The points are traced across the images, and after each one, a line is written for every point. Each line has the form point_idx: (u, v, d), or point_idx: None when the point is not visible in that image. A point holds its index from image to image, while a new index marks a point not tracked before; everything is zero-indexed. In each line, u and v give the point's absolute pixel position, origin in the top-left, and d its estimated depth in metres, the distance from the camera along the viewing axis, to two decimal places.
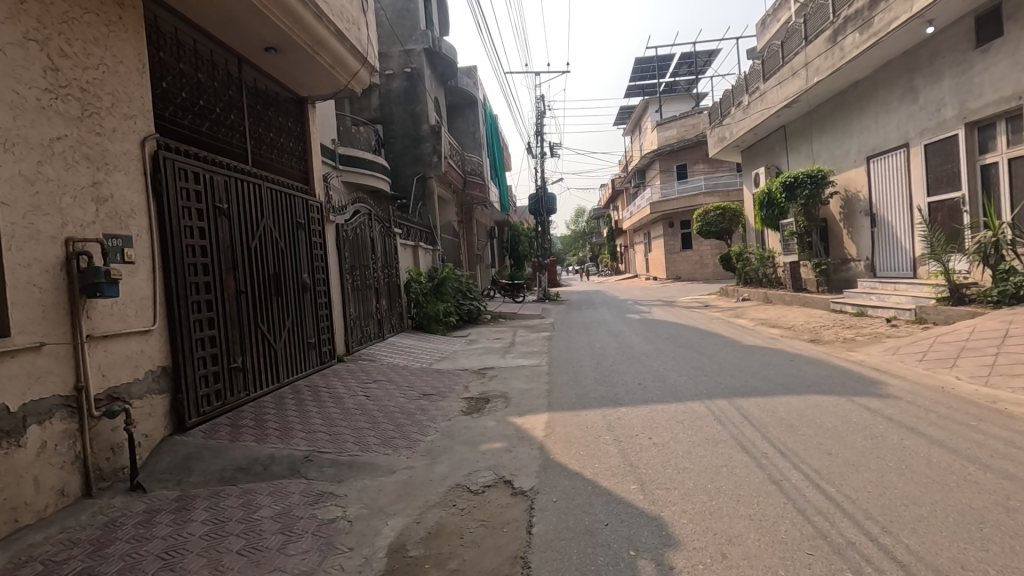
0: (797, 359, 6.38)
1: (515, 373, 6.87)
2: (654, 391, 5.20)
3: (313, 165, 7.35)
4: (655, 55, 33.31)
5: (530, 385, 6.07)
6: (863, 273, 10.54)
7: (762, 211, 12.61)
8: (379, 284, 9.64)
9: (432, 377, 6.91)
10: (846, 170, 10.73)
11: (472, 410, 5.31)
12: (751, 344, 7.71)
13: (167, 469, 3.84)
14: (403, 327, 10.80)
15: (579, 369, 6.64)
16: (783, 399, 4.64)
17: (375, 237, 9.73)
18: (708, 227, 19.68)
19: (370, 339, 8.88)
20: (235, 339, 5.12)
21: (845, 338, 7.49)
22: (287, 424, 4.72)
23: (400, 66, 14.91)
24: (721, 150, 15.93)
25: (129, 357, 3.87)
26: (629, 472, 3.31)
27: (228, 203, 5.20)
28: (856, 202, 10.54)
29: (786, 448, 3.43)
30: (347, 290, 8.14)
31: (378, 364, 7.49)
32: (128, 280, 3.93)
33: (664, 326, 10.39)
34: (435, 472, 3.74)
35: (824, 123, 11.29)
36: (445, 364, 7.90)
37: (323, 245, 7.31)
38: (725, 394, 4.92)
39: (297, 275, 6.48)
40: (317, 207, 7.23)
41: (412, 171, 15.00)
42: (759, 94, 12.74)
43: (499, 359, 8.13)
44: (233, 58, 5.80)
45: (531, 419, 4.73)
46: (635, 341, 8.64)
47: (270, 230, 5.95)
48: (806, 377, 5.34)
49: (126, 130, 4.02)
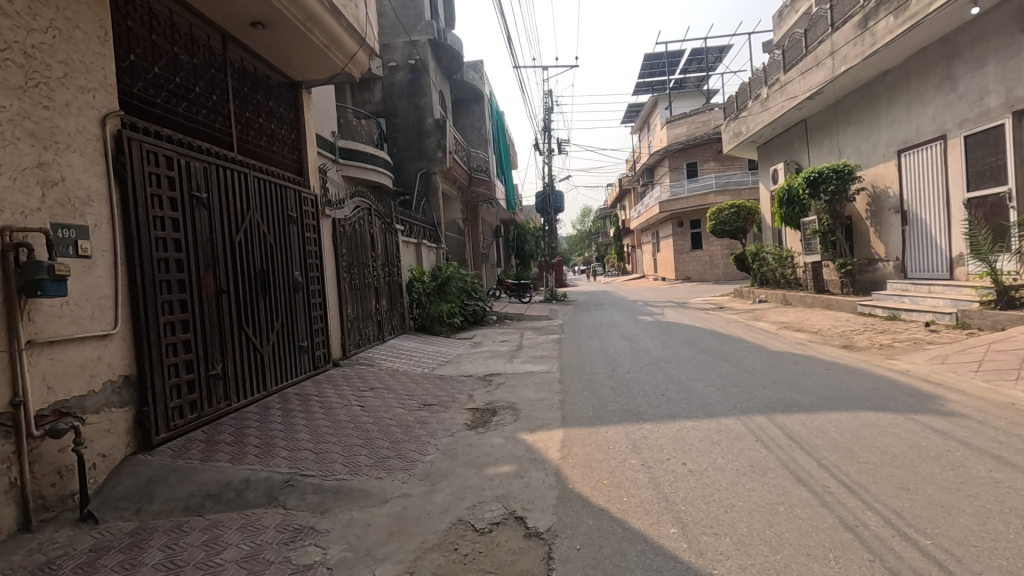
0: (833, 367, 5.81)
1: (524, 381, 6.33)
2: (681, 405, 4.65)
3: (308, 155, 6.81)
4: (664, 51, 32.67)
5: (541, 394, 5.53)
6: (893, 274, 9.93)
7: (782, 209, 12.03)
8: (380, 283, 9.11)
9: (432, 385, 6.37)
10: (874, 165, 10.12)
11: (477, 424, 4.78)
12: (778, 350, 7.14)
13: (125, 496, 3.31)
14: (404, 328, 10.25)
15: (593, 377, 6.09)
16: (831, 416, 4.08)
17: (375, 233, 9.18)
18: (722, 227, 19.02)
19: (368, 342, 8.33)
20: (214, 344, 4.60)
21: (882, 345, 6.90)
22: (270, 441, 4.19)
23: (404, 58, 14.41)
24: (736, 146, 15.32)
25: (83, 365, 3.35)
26: (666, 510, 2.76)
27: (207, 192, 4.67)
28: (885, 199, 9.94)
29: (853, 482, 2.87)
30: (344, 290, 7.61)
31: (375, 369, 6.95)
32: (82, 277, 3.41)
33: (680, 329, 9.81)
34: (433, 503, 3.19)
35: (850, 115, 10.68)
36: (448, 370, 7.36)
37: (317, 241, 6.77)
38: (761, 409, 4.36)
39: (287, 274, 5.96)
40: (311, 200, 6.70)
41: (415, 167, 14.48)
42: (779, 86, 12.17)
43: (506, 364, 7.60)
44: (217, 34, 5.29)
45: (544, 437, 4.19)
46: (651, 345, 8.08)
47: (256, 223, 5.42)
48: (851, 390, 4.76)
49: (83, 105, 3.51)
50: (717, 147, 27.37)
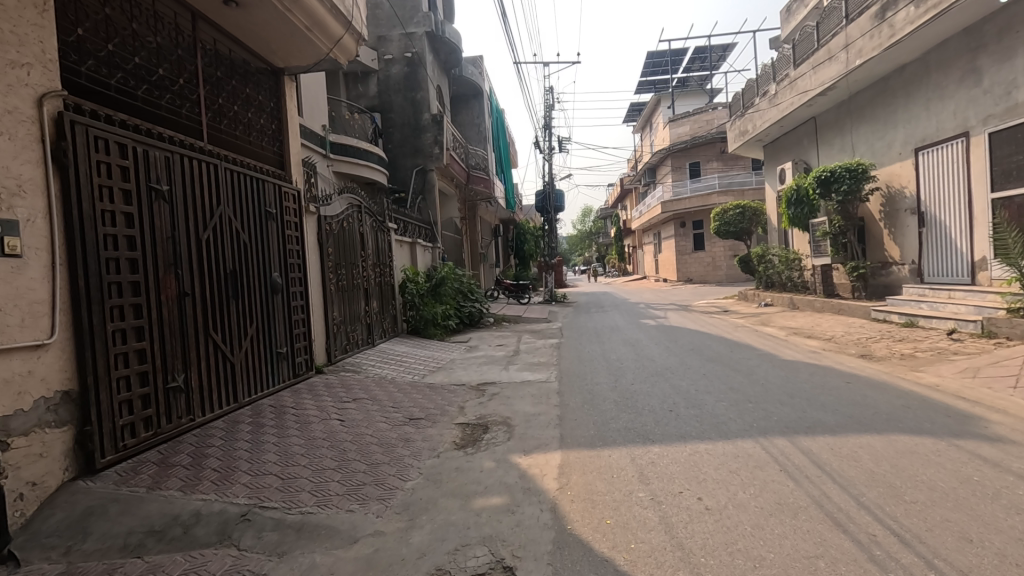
0: (854, 380, 5.36)
1: (520, 391, 5.88)
2: (690, 424, 4.21)
3: (290, 147, 6.37)
4: (668, 50, 32.22)
5: (538, 408, 5.09)
6: (908, 278, 9.50)
7: (790, 209, 11.60)
8: (370, 284, 8.67)
9: (421, 395, 5.91)
10: (889, 164, 9.68)
11: (466, 442, 4.34)
12: (791, 358, 6.71)
13: (55, 531, 2.85)
14: (395, 331, 9.81)
15: (595, 388, 5.65)
16: (862, 439, 3.63)
17: (367, 232, 8.75)
18: (727, 228, 18.55)
19: (356, 346, 7.89)
20: (175, 354, 4.15)
21: (903, 355, 6.45)
22: (232, 463, 3.74)
23: (400, 51, 13.96)
24: (742, 145, 14.89)
25: (8, 381, 2.89)
26: (682, 563, 2.32)
27: (169, 184, 4.23)
28: (900, 199, 9.51)
29: (903, 529, 2.42)
30: (330, 292, 7.18)
31: (361, 377, 6.51)
32: (10, 279, 2.95)
33: (684, 334, 9.37)
34: (409, 544, 2.75)
35: (863, 112, 10.25)
36: (440, 377, 6.92)
37: (298, 238, 6.33)
38: (781, 430, 3.92)
39: (263, 275, 5.51)
40: (293, 196, 6.26)
41: (411, 163, 14.04)
42: (789, 81, 11.72)
43: (501, 371, 7.17)
44: (185, 12, 4.82)
45: (540, 460, 3.75)
46: (655, 352, 7.63)
47: (227, 218, 4.97)
48: (879, 407, 4.31)
49: (14, 83, 3.04)
50: (721, 147, 26.93)
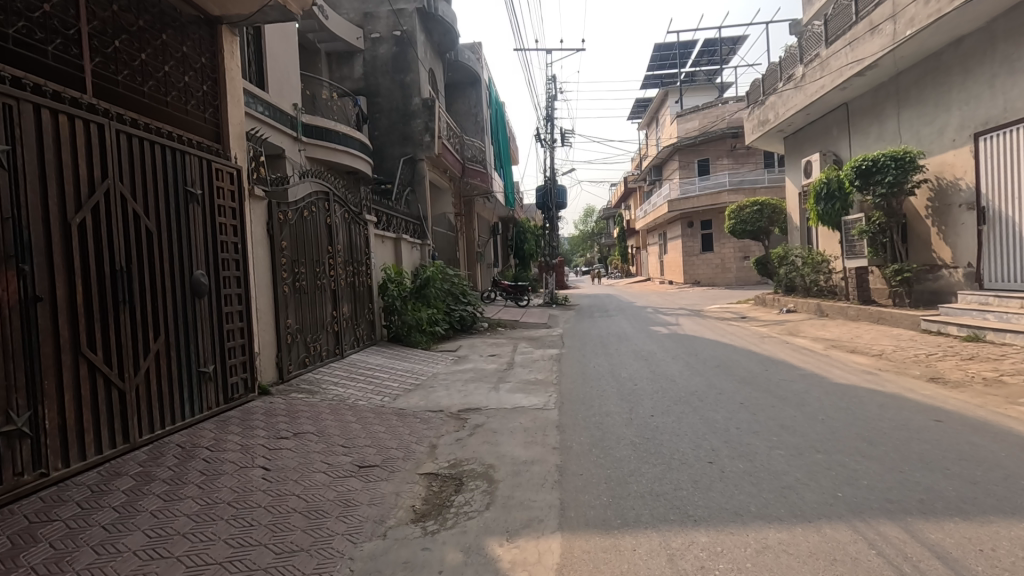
0: (945, 416, 4.13)
1: (510, 423, 4.66)
2: (745, 491, 2.97)
3: (229, 115, 5.12)
4: (676, 42, 31.03)
5: (531, 452, 3.88)
6: (963, 284, 8.24)
7: (820, 205, 10.34)
8: (341, 285, 7.43)
9: (386, 426, 4.68)
10: (940, 153, 8.43)
11: (430, 510, 3.11)
12: (843, 380, 5.50)
13: None
14: (372, 339, 8.59)
15: (605, 423, 4.42)
16: (1019, 529, 2.39)
17: (338, 223, 7.48)
18: (742, 226, 17.29)
19: (319, 359, 6.67)
20: (14, 386, 2.91)
21: (984, 379, 5.24)
22: (68, 554, 2.49)
23: (388, 29, 12.75)
24: (761, 136, 13.66)
25: None
26: None
27: (10, 144, 2.98)
28: (954, 193, 8.27)
29: None
30: (283, 295, 5.94)
31: (314, 401, 5.28)
32: None
33: (704, 346, 8.12)
34: None
35: (908, 95, 9.01)
36: (415, 399, 5.68)
37: (236, 230, 5.08)
38: (885, 507, 2.67)
39: (180, 275, 4.28)
40: (229, 177, 5.01)
41: (399, 152, 12.80)
42: (818, 62, 10.49)
43: (489, 391, 5.96)
44: None
45: (529, 552, 2.52)
46: (674, 369, 6.40)
47: (122, 197, 3.72)
48: (1007, 468, 3.08)
49: None
50: (732, 143, 25.71)
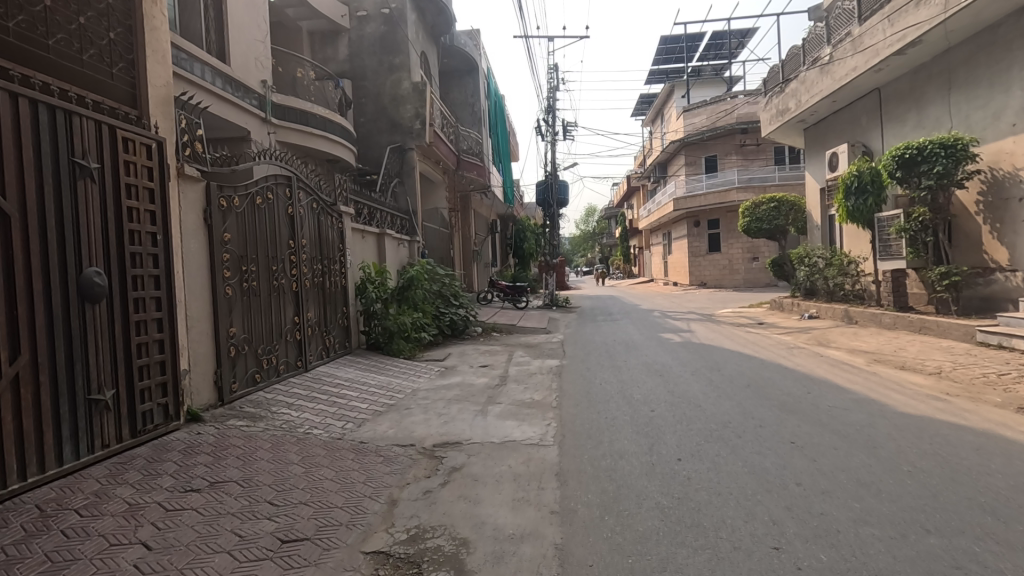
0: None
1: (497, 468, 3.61)
2: None
3: (150, 73, 4.07)
4: (684, 36, 30.03)
5: (520, 520, 2.83)
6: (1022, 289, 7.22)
7: (849, 201, 9.30)
8: (305, 284, 6.38)
9: (337, 469, 3.64)
10: (997, 141, 7.39)
11: None
12: (910, 409, 4.45)
13: None
14: (346, 347, 7.53)
15: (620, 472, 3.36)
16: None
17: (303, 214, 6.43)
18: (757, 225, 16.25)
19: (274, 373, 5.62)
20: None
21: None
22: None
23: (376, 7, 11.74)
24: (780, 127, 12.65)
25: None
26: None
27: None
28: (1015, 185, 7.22)
29: None
30: (224, 299, 4.88)
31: (255, 431, 4.23)
32: None
33: (726, 358, 7.09)
34: None
35: (956, 76, 7.99)
36: (383, 427, 4.64)
37: (155, 217, 4.03)
38: None
39: (59, 273, 3.23)
40: (145, 151, 3.97)
41: (386, 140, 11.75)
42: (849, 42, 9.45)
43: (475, 417, 4.93)
44: None
45: None
46: (696, 390, 5.35)
47: None
48: None
49: None
50: (740, 139, 24.78)
